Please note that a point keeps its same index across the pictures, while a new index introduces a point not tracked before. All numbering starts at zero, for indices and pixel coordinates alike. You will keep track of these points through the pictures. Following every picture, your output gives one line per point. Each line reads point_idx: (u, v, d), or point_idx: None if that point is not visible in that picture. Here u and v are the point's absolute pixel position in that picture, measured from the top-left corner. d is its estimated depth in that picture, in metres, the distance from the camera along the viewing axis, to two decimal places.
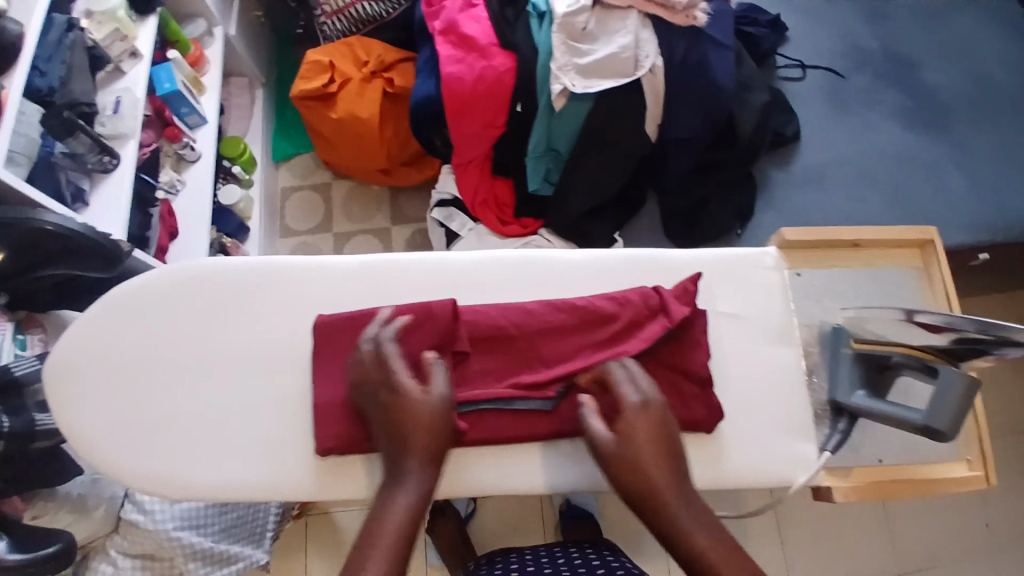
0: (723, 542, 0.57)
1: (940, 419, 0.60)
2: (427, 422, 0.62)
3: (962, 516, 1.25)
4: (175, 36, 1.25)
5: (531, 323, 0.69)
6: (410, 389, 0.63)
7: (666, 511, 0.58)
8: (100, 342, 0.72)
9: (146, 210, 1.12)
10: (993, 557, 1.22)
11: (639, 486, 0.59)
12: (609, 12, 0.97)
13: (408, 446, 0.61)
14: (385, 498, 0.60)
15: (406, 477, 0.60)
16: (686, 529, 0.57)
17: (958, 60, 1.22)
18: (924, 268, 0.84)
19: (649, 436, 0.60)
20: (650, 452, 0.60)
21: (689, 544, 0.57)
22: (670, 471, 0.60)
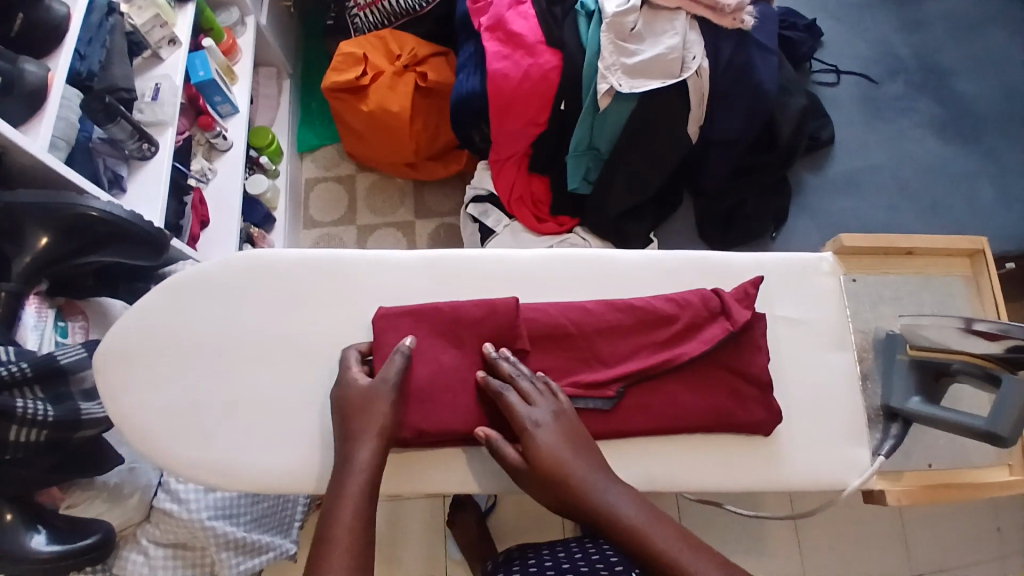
0: (661, 520, 0.58)
1: (1002, 425, 0.62)
2: (364, 424, 0.63)
3: (978, 523, 1.26)
4: (209, 23, 1.23)
5: (590, 323, 0.69)
6: (353, 386, 0.65)
7: (597, 502, 0.59)
8: (159, 327, 0.72)
9: (181, 198, 1.12)
10: (1007, 564, 1.23)
11: (561, 491, 0.60)
12: (657, 13, 0.98)
13: (351, 437, 0.63)
14: (337, 489, 0.60)
15: (354, 466, 0.61)
16: (619, 515, 0.58)
17: (992, 69, 1.22)
18: (972, 277, 0.84)
19: (555, 452, 0.61)
20: (564, 458, 0.61)
21: (624, 524, 0.58)
22: (585, 463, 0.61)
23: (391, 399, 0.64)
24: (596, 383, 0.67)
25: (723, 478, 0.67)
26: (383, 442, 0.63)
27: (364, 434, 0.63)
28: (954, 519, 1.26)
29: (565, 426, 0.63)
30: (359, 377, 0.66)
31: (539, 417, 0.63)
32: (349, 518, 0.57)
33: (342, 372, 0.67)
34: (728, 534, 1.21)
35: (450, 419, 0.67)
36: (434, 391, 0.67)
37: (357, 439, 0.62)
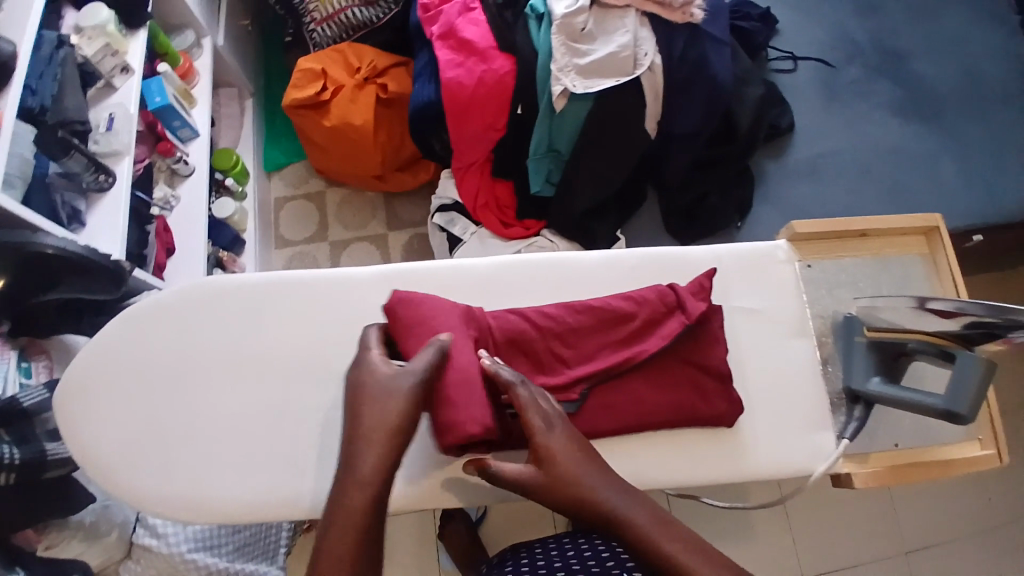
0: (673, 528, 0.53)
1: (961, 403, 0.62)
2: (389, 414, 0.55)
3: (965, 495, 1.27)
4: (164, 49, 1.22)
5: (551, 325, 0.69)
6: (379, 379, 0.58)
7: (608, 508, 0.54)
8: (120, 359, 0.74)
9: (143, 226, 1.10)
10: (997, 534, 1.25)
11: (572, 496, 0.55)
12: (606, 11, 0.97)
13: (355, 439, 0.54)
14: (335, 501, 0.51)
15: (356, 472, 0.52)
16: (631, 521, 0.53)
17: (948, 46, 1.24)
18: (930, 256, 0.85)
19: (565, 458, 0.57)
20: (574, 464, 0.57)
21: (636, 532, 0.53)
22: (595, 470, 0.57)
23: (414, 391, 0.57)
24: (558, 386, 0.67)
25: (689, 473, 0.67)
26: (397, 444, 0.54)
27: (370, 436, 0.54)
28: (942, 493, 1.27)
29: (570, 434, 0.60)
30: (384, 371, 0.59)
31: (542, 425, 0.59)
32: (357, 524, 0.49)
33: (366, 366, 0.60)
34: (717, 524, 1.21)
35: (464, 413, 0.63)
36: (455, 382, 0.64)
37: (361, 444, 0.53)
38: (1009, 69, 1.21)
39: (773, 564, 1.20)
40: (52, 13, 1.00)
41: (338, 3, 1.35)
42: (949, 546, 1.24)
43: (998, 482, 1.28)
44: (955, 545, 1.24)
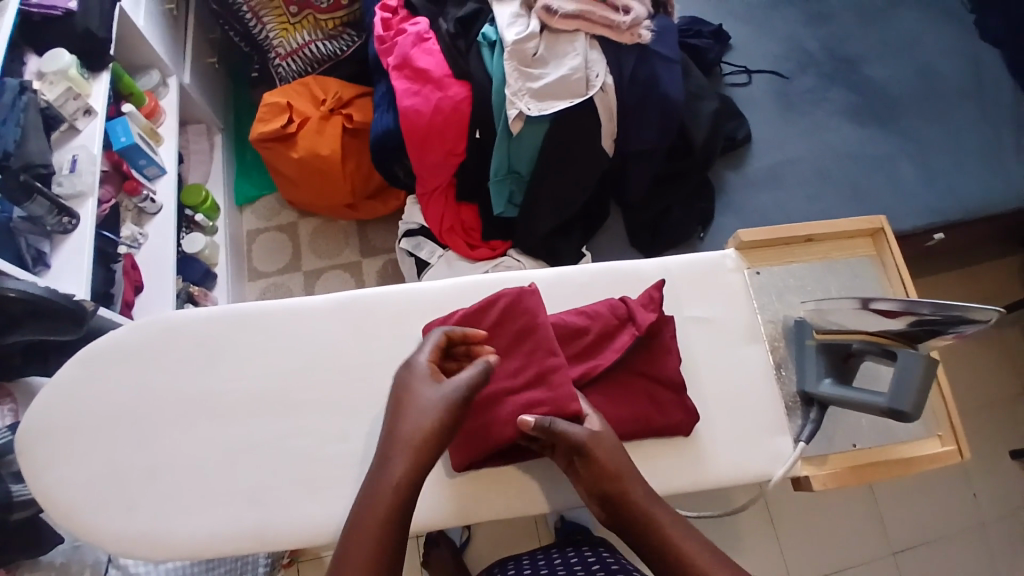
0: (684, 524, 0.60)
1: (904, 401, 0.63)
2: (427, 426, 0.60)
3: (950, 493, 1.27)
4: (129, 88, 1.22)
5: (530, 337, 0.71)
6: (424, 390, 0.61)
7: (635, 498, 0.61)
8: (77, 399, 0.74)
9: (109, 265, 1.09)
10: (983, 528, 1.25)
11: (609, 481, 0.61)
12: (557, 36, 1.00)
13: (391, 446, 0.59)
14: (363, 508, 0.57)
15: (383, 482, 0.58)
16: (653, 514, 0.60)
17: (894, 55, 1.28)
18: (877, 256, 0.88)
19: (609, 448, 0.63)
20: (614, 456, 0.63)
21: (654, 523, 0.60)
22: (630, 464, 0.63)
23: (455, 411, 0.60)
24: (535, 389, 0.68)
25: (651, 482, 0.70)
26: (425, 456, 0.59)
27: (402, 447, 0.59)
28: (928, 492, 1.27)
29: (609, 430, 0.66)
30: (428, 378, 0.62)
31: (595, 421, 0.66)
32: (374, 534, 0.55)
33: (413, 370, 0.63)
34: None
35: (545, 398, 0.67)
36: (543, 374, 0.69)
37: (393, 454, 0.59)
38: (953, 74, 1.26)
39: (760, 572, 1.20)
40: (13, 60, 0.99)
41: (301, 37, 1.37)
42: (936, 545, 1.24)
43: (985, 480, 1.28)
44: (942, 543, 1.24)
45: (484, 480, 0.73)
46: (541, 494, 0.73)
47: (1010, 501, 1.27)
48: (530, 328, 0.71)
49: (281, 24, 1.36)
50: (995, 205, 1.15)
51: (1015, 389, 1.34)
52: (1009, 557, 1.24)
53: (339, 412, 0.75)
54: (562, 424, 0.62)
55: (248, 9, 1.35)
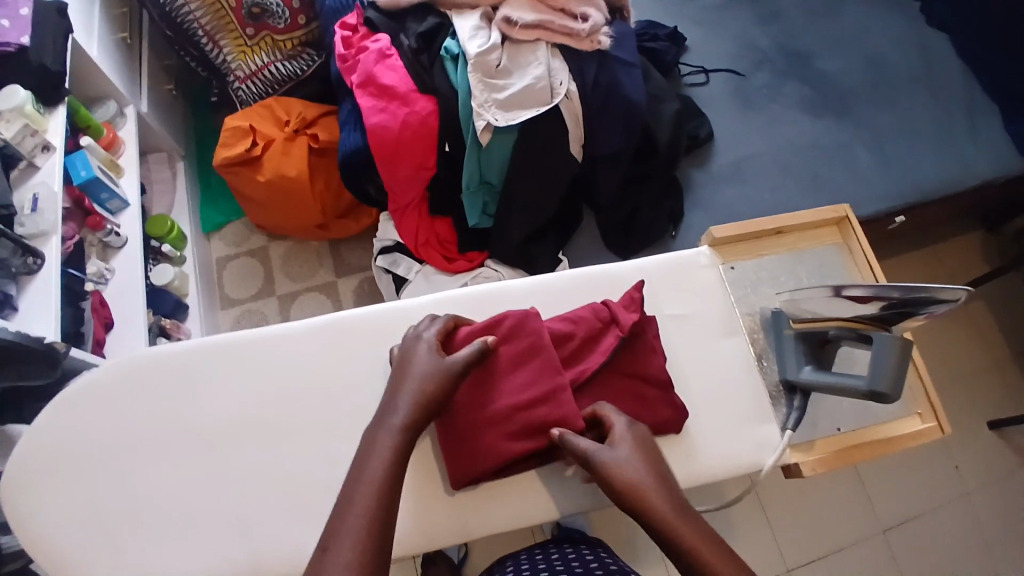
0: (707, 534, 0.57)
1: (882, 382, 0.65)
2: (431, 384, 0.66)
3: (932, 466, 1.31)
4: (86, 122, 1.19)
5: (538, 354, 0.71)
6: (425, 359, 0.68)
7: (657, 512, 0.59)
8: (56, 445, 0.72)
9: (77, 303, 1.06)
10: (964, 497, 1.29)
11: (632, 494, 0.60)
12: (519, 47, 1.02)
13: (395, 397, 0.66)
14: (366, 442, 0.62)
15: (388, 423, 0.63)
16: (672, 525, 0.58)
17: (844, 47, 1.33)
18: (843, 243, 0.91)
19: (630, 458, 0.63)
20: (636, 467, 0.62)
21: (677, 536, 0.57)
22: (657, 474, 0.62)
23: (452, 379, 0.67)
24: (543, 407, 0.69)
25: None
26: (426, 410, 0.65)
27: (407, 398, 0.65)
28: (910, 467, 1.31)
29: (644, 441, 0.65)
30: (432, 351, 0.69)
31: (622, 431, 0.66)
32: (378, 470, 0.59)
33: (418, 345, 0.70)
34: None
35: (551, 413, 0.68)
36: (549, 392, 0.69)
37: (399, 402, 0.65)
38: (903, 61, 1.31)
39: (754, 559, 1.22)
40: None
41: (260, 58, 1.35)
42: (921, 518, 1.27)
43: (962, 451, 1.33)
44: (927, 515, 1.28)
45: (482, 496, 0.73)
46: (539, 504, 0.73)
47: (989, 469, 1.32)
48: (536, 349, 0.72)
49: (237, 46, 1.34)
50: (953, 183, 1.20)
51: (985, 360, 1.40)
52: (990, 523, 1.28)
53: (327, 438, 0.74)
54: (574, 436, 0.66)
55: (203, 32, 1.32)
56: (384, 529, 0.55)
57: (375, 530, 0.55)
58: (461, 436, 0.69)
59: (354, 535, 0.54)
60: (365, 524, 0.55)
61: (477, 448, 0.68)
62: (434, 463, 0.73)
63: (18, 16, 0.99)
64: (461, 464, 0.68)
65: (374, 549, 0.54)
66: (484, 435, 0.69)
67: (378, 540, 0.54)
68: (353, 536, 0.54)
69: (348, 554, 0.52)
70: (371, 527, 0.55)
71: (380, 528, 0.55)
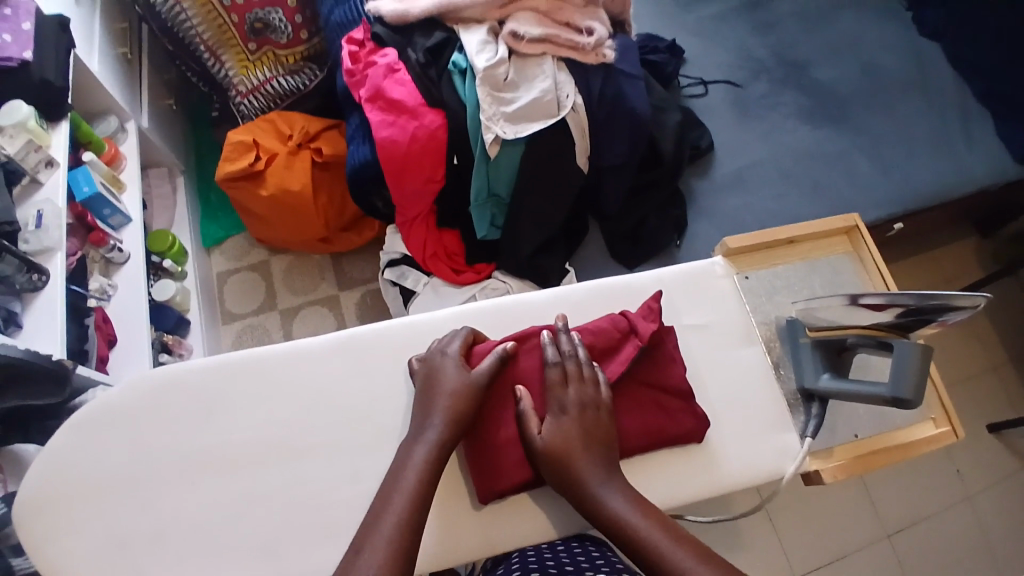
0: (645, 515, 0.63)
1: (905, 388, 0.66)
2: (459, 398, 0.69)
3: (937, 470, 1.33)
4: (87, 137, 1.18)
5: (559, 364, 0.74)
6: (449, 373, 0.71)
7: (593, 494, 0.65)
8: (73, 465, 0.71)
9: (82, 320, 1.04)
10: (968, 499, 1.31)
11: (565, 477, 0.66)
12: (525, 60, 1.03)
13: (429, 414, 0.69)
14: (401, 459, 0.66)
15: (423, 439, 0.67)
16: (608, 506, 0.64)
17: (840, 58, 1.35)
18: (854, 251, 0.92)
19: (566, 440, 0.67)
20: (571, 448, 0.67)
21: (609, 515, 0.63)
22: (592, 456, 0.67)
23: (475, 391, 0.70)
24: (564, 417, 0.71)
25: (668, 493, 0.72)
26: (458, 427, 0.68)
27: (440, 414, 0.68)
28: (914, 472, 1.32)
29: (586, 416, 0.69)
30: (459, 367, 0.71)
31: (560, 402, 0.69)
32: (411, 484, 0.64)
33: (442, 359, 0.72)
34: (706, 539, 1.22)
35: None
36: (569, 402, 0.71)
37: (431, 418, 0.68)
38: (896, 70, 1.33)
39: (762, 568, 1.22)
40: None
41: (262, 74, 1.36)
42: (927, 521, 1.29)
43: (965, 455, 1.34)
44: (932, 519, 1.29)
45: (509, 509, 0.73)
46: (568, 515, 0.73)
47: (991, 472, 1.33)
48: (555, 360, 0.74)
49: (240, 62, 1.34)
50: (949, 190, 1.22)
51: (983, 363, 1.42)
52: (994, 526, 1.29)
53: (350, 454, 0.74)
54: (531, 416, 0.69)
55: (206, 48, 1.32)
56: (411, 536, 0.60)
57: (404, 537, 0.60)
58: (482, 450, 0.70)
59: (384, 545, 0.59)
60: (395, 533, 0.60)
61: (497, 463, 0.70)
62: (459, 475, 0.73)
63: (20, 31, 0.98)
64: (485, 477, 0.70)
65: (404, 557, 0.59)
66: (502, 451, 0.70)
67: (407, 546, 0.60)
68: (385, 541, 0.59)
69: (379, 560, 0.58)
70: (401, 537, 0.60)
71: (409, 541, 0.60)
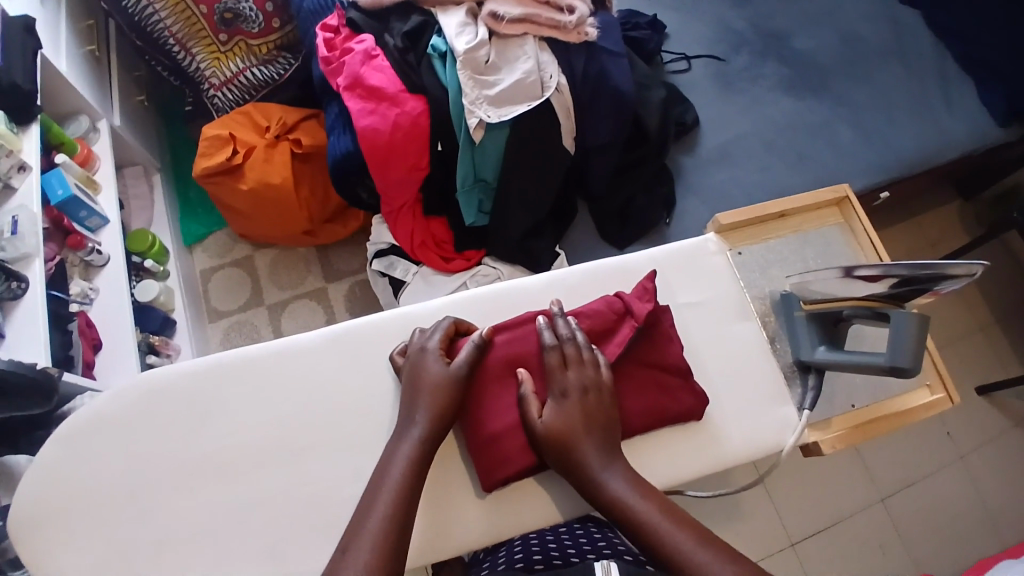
0: (646, 496, 0.64)
1: (902, 357, 0.66)
2: (443, 391, 0.69)
3: (929, 432, 1.35)
4: (59, 138, 1.14)
5: None
6: (431, 366, 0.70)
7: (595, 478, 0.65)
8: (66, 476, 0.70)
9: (65, 327, 1.02)
10: (959, 459, 1.34)
11: (567, 461, 0.66)
12: (506, 41, 1.00)
13: (413, 410, 0.68)
14: (388, 455, 0.66)
15: (409, 435, 0.67)
16: (610, 488, 0.64)
17: (822, 27, 1.34)
18: (845, 222, 0.92)
19: (567, 424, 0.67)
20: (572, 431, 0.66)
21: (611, 497, 0.64)
22: (594, 439, 0.67)
23: (457, 383, 0.69)
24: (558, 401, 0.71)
25: (669, 472, 0.73)
26: (443, 420, 0.68)
27: (424, 409, 0.68)
28: (906, 435, 1.34)
29: (588, 400, 0.68)
30: (439, 360, 0.71)
31: (559, 387, 0.69)
32: (398, 479, 0.64)
33: (423, 352, 0.72)
34: (706, 512, 1.24)
35: None
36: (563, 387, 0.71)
37: (417, 413, 0.68)
38: (877, 38, 1.33)
39: (761, 538, 1.24)
40: None
41: (234, 65, 1.32)
42: (919, 484, 1.31)
43: (955, 416, 1.36)
44: (924, 481, 1.31)
45: (514, 497, 0.72)
46: (574, 500, 0.73)
47: (980, 431, 1.36)
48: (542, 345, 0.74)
49: (211, 53, 1.30)
50: (934, 155, 1.23)
51: (971, 324, 1.44)
52: (985, 483, 1.32)
53: (349, 450, 0.73)
54: (532, 400, 0.69)
55: (175, 41, 1.29)
56: (401, 530, 0.61)
57: (391, 533, 0.60)
58: (477, 437, 0.70)
59: (371, 540, 0.59)
60: (382, 528, 0.60)
61: (494, 449, 0.70)
62: (461, 465, 0.73)
63: None
64: (482, 462, 0.70)
65: (392, 551, 0.59)
66: (499, 437, 0.70)
67: (397, 540, 0.60)
68: (372, 538, 0.59)
69: (366, 557, 0.58)
70: (387, 532, 0.60)
71: (396, 535, 0.60)
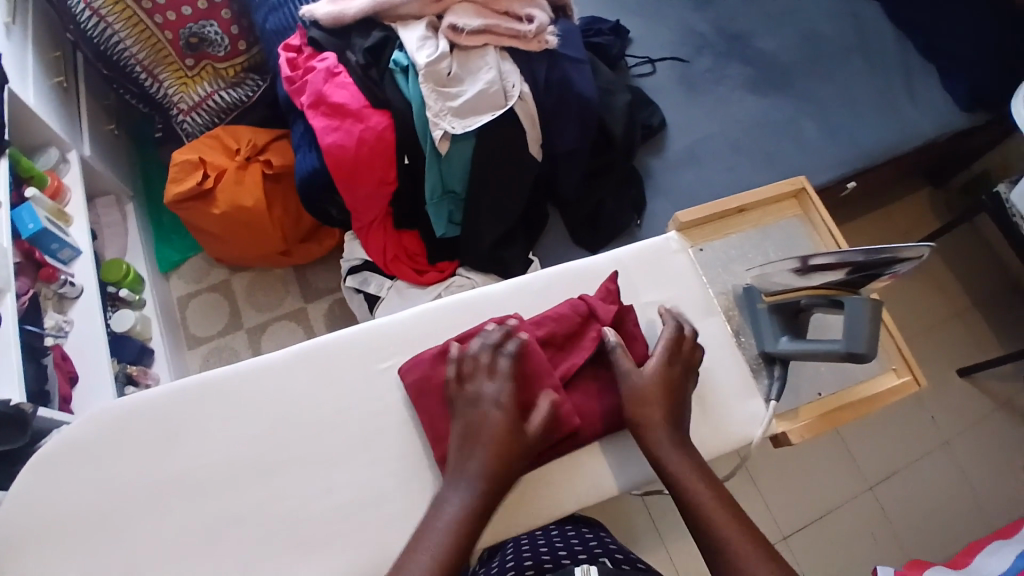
0: (704, 473, 0.67)
1: (859, 343, 0.67)
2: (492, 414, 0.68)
3: (912, 418, 1.36)
4: (28, 171, 1.13)
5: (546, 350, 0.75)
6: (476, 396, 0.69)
7: (661, 457, 0.68)
8: (37, 511, 0.69)
9: (39, 360, 1.01)
10: (943, 442, 1.35)
11: (649, 437, 0.69)
12: (467, 53, 1.02)
13: (466, 448, 0.67)
14: (436, 509, 0.64)
15: (460, 485, 0.65)
16: (670, 467, 0.67)
17: (782, 25, 1.37)
18: (804, 214, 0.94)
19: (661, 398, 0.71)
20: (660, 399, 0.71)
21: (674, 473, 0.67)
22: (668, 412, 0.70)
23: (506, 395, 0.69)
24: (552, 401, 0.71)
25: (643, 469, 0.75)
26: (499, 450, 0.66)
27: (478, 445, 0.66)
28: (889, 421, 1.36)
29: (667, 378, 0.72)
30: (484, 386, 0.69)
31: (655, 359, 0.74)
32: (452, 537, 0.62)
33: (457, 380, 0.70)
34: None
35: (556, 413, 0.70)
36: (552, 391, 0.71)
37: (471, 449, 0.66)
38: (837, 33, 1.35)
39: None
40: None
41: (202, 89, 1.32)
42: (904, 470, 1.32)
43: (935, 401, 1.38)
44: (909, 467, 1.32)
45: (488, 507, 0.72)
46: (547, 503, 0.73)
47: (961, 414, 1.37)
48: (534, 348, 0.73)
49: (179, 79, 1.31)
50: (898, 145, 1.25)
51: (947, 309, 1.46)
52: (968, 465, 1.34)
53: (323, 467, 0.73)
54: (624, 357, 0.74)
55: (142, 68, 1.29)
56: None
57: None
58: None
59: None
60: None
61: None
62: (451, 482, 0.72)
63: None
64: None
65: None
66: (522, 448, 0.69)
67: None
68: None
69: None
70: None
71: None
